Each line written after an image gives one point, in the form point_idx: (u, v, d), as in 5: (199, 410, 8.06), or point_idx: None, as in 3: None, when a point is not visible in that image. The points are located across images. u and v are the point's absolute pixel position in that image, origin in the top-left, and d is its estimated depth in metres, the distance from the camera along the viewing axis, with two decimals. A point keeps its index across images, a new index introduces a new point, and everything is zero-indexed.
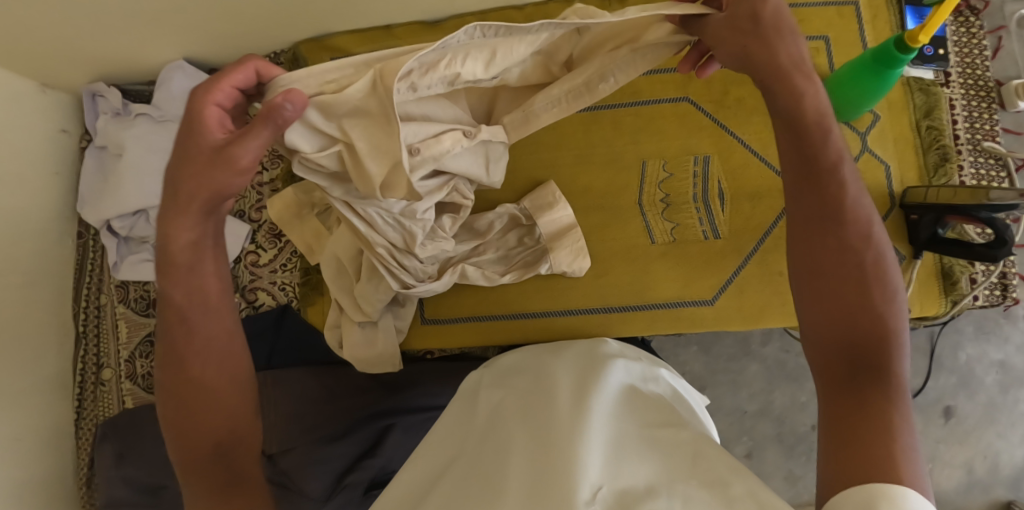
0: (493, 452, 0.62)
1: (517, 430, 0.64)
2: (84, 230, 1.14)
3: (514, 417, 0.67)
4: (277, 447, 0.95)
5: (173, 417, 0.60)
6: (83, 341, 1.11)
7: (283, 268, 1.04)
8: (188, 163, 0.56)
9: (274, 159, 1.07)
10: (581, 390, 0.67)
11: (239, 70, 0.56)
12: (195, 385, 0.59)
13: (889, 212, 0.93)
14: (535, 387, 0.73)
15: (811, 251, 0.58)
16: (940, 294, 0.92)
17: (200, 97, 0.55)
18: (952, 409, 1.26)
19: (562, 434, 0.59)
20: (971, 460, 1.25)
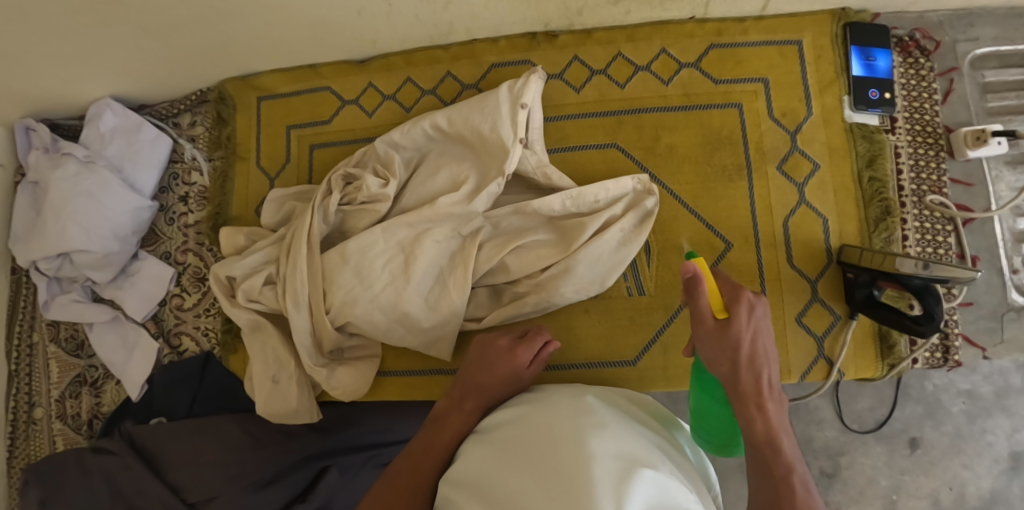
0: (501, 473, 0.63)
1: (507, 480, 0.62)
2: (18, 266, 1.13)
3: (506, 468, 0.63)
4: (200, 497, 0.96)
5: (400, 465, 0.73)
6: (16, 380, 1.10)
7: (206, 313, 1.03)
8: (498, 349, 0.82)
9: (201, 201, 1.05)
10: (574, 438, 0.64)
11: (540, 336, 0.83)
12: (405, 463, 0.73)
13: (826, 268, 0.89)
14: (517, 419, 0.70)
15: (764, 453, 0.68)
16: (876, 358, 0.88)
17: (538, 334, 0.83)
18: (918, 440, 1.13)
19: (565, 473, 0.60)
20: (936, 491, 1.12)
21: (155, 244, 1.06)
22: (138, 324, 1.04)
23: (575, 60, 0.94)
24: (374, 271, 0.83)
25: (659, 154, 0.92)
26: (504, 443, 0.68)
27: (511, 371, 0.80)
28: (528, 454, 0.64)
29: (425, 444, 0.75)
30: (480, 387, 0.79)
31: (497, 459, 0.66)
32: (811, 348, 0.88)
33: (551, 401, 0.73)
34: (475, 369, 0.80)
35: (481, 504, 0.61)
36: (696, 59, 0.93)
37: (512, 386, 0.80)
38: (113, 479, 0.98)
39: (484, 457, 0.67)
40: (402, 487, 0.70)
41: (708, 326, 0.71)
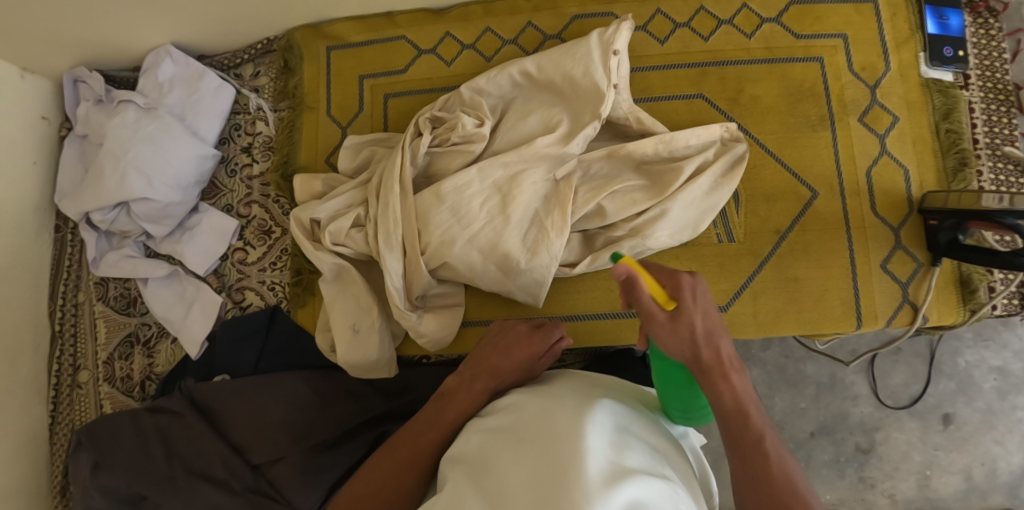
0: (493, 460, 0.60)
1: (504, 466, 0.58)
2: (62, 224, 1.08)
3: (504, 454, 0.60)
4: (264, 458, 0.92)
5: (390, 445, 0.71)
6: (60, 341, 1.05)
7: (272, 266, 0.99)
8: (513, 336, 0.80)
9: (266, 151, 1.02)
10: (574, 426, 0.60)
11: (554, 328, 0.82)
12: (397, 444, 0.71)
13: (907, 217, 0.90)
14: (522, 410, 0.66)
15: (734, 435, 0.63)
16: (958, 303, 0.90)
17: (553, 327, 0.82)
18: (951, 416, 1.15)
19: (562, 454, 0.57)
20: (970, 467, 1.14)
21: (215, 197, 1.02)
22: (199, 278, 1.00)
23: (658, 13, 0.95)
24: (473, 210, 0.81)
25: (743, 105, 0.93)
26: (508, 428, 0.65)
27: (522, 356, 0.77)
28: (523, 443, 0.61)
29: (424, 425, 0.73)
30: (493, 370, 0.76)
31: (497, 446, 0.62)
32: (896, 294, 0.89)
33: (561, 394, 0.68)
34: (487, 352, 0.78)
35: (474, 485, 0.59)
36: (776, 14, 0.94)
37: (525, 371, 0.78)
38: (169, 438, 0.94)
39: (484, 442, 0.64)
40: (395, 463, 0.69)
41: (661, 319, 0.62)
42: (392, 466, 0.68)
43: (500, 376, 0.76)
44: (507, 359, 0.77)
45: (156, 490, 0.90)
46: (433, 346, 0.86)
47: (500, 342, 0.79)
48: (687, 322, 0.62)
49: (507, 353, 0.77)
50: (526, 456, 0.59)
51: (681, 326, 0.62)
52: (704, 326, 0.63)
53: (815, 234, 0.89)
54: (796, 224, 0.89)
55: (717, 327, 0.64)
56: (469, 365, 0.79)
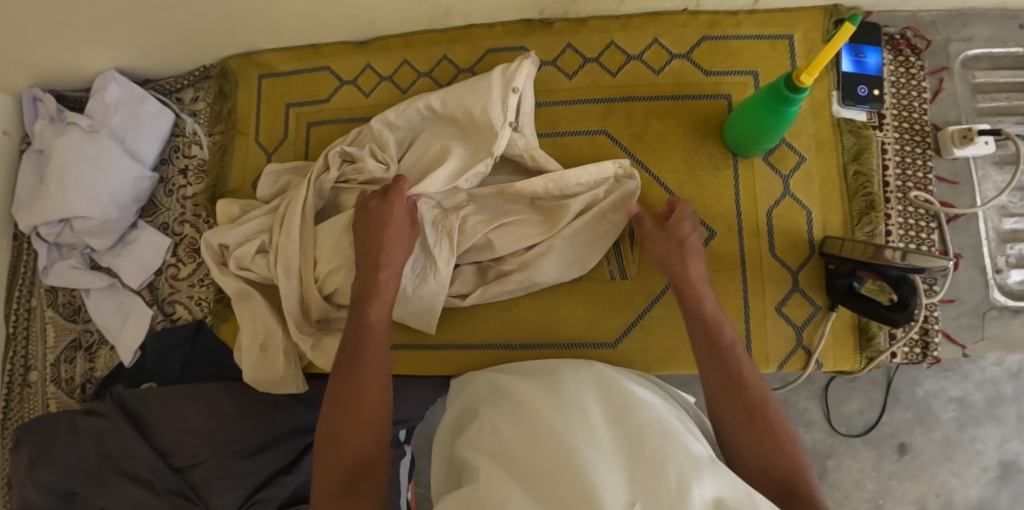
0: (515, 430, 0.68)
1: (519, 443, 0.66)
2: (21, 232, 1.16)
3: (516, 438, 0.67)
4: (185, 462, 1.00)
5: (341, 377, 0.74)
6: (13, 343, 1.13)
7: (200, 283, 1.04)
8: (382, 221, 0.81)
9: (199, 174, 1.07)
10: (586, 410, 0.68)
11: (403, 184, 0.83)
12: (351, 372, 0.74)
13: (807, 260, 0.89)
14: (520, 397, 0.73)
15: (705, 359, 0.74)
16: (854, 350, 0.88)
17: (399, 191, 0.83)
18: (906, 445, 1.11)
19: (575, 430, 0.65)
20: (923, 497, 1.11)
21: (153, 215, 1.08)
22: (133, 291, 1.06)
23: (569, 48, 0.96)
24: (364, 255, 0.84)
25: (647, 141, 0.93)
26: (516, 411, 0.71)
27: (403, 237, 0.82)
28: (542, 423, 0.67)
29: (358, 341, 0.76)
30: (376, 248, 0.80)
31: (509, 420, 0.70)
32: (790, 338, 0.88)
33: (560, 375, 0.76)
34: (365, 236, 0.81)
35: (492, 457, 0.66)
36: (688, 50, 0.95)
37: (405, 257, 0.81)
38: (102, 440, 1.01)
39: (495, 417, 0.72)
40: (367, 391, 0.73)
41: (653, 232, 0.81)
42: (367, 393, 0.73)
43: (394, 250, 0.80)
44: (392, 236, 0.80)
45: (86, 487, 1.00)
46: (329, 368, 0.89)
47: (367, 218, 0.82)
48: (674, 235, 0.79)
49: (392, 232, 0.81)
50: (553, 436, 0.65)
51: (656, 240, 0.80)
52: (693, 239, 0.79)
53: (710, 272, 0.90)
54: None
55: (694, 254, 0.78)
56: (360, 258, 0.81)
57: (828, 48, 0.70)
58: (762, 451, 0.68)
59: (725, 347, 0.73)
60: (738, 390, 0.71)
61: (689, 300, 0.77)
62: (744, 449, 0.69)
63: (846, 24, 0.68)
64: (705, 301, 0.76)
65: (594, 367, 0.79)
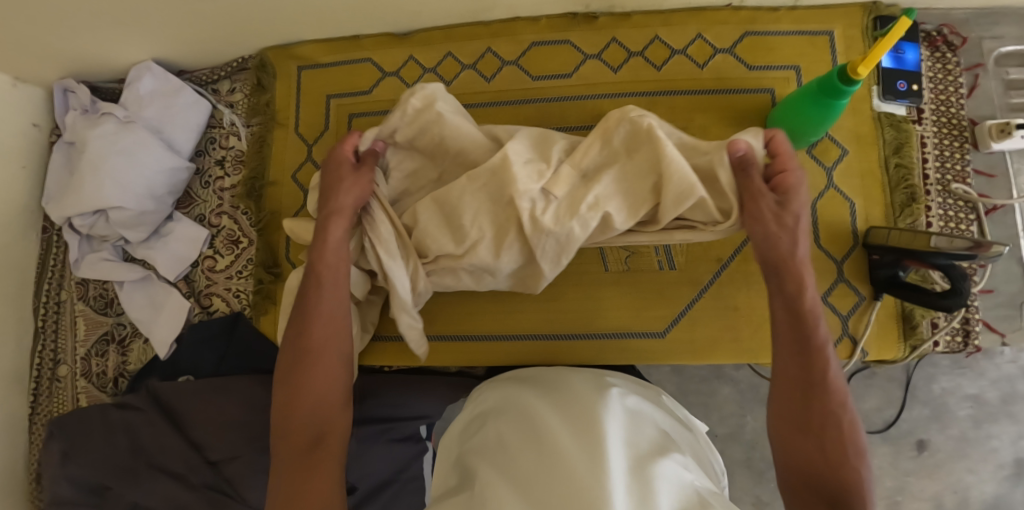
0: (523, 442, 0.67)
1: (526, 456, 0.65)
2: (49, 225, 1.14)
3: (517, 445, 0.68)
4: (221, 456, 0.96)
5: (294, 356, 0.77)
6: (42, 336, 1.11)
7: (238, 275, 1.03)
8: (340, 179, 0.81)
9: (236, 165, 1.06)
10: (595, 412, 0.68)
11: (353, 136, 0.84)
12: (303, 360, 0.77)
13: (851, 251, 0.91)
14: (530, 406, 0.73)
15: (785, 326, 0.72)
16: (899, 339, 0.89)
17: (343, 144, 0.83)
18: (926, 442, 1.10)
19: (589, 441, 0.64)
20: (939, 494, 1.09)
21: (190, 206, 1.07)
22: (169, 283, 1.05)
23: (613, 42, 0.97)
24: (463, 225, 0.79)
25: (692, 134, 0.94)
26: (521, 424, 0.70)
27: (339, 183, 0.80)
28: (550, 436, 0.66)
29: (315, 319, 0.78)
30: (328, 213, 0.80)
31: (515, 434, 0.69)
32: (835, 327, 0.90)
33: (568, 384, 0.77)
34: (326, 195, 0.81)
35: (500, 472, 0.65)
36: (730, 45, 0.96)
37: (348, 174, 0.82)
38: (135, 434, 0.99)
39: (501, 430, 0.71)
40: (313, 370, 0.77)
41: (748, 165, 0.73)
42: (315, 372, 0.76)
43: (332, 225, 0.79)
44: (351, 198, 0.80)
45: (120, 482, 0.97)
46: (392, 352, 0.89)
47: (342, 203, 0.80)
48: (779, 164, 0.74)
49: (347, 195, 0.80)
50: (557, 442, 0.65)
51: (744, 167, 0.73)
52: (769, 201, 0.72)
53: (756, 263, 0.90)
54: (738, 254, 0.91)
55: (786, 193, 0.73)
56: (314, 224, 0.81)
57: (877, 51, 0.73)
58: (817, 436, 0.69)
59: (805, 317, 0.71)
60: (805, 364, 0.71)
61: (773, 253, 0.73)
62: (790, 425, 0.70)
63: (904, 17, 0.72)
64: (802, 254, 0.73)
65: (603, 377, 0.79)
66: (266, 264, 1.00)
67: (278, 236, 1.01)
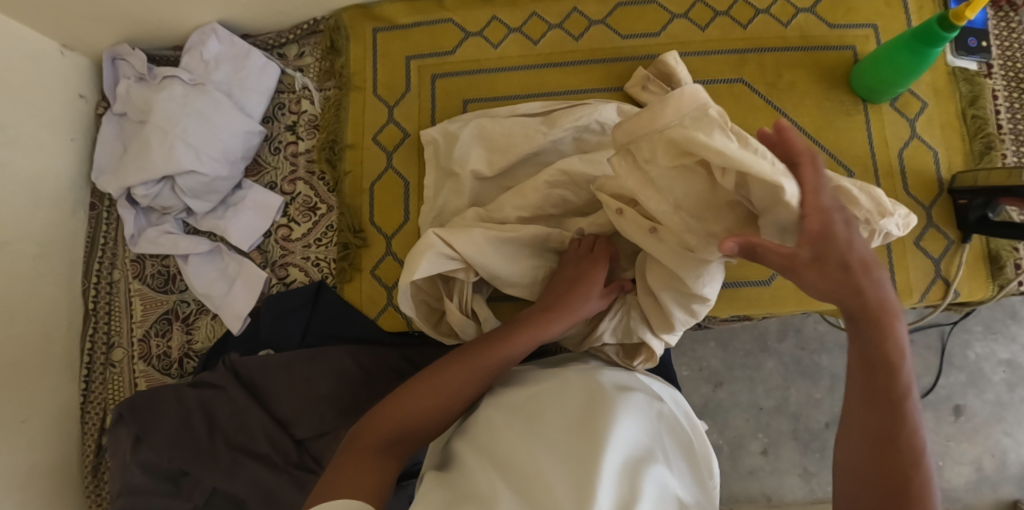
0: (519, 432, 0.62)
1: (518, 444, 0.60)
2: (97, 201, 1.07)
3: (522, 438, 0.61)
4: (309, 433, 0.92)
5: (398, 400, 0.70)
6: (93, 318, 1.04)
7: (317, 243, 0.98)
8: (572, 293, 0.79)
9: (311, 129, 1.02)
10: (588, 416, 0.63)
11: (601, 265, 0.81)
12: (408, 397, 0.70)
13: (938, 196, 0.93)
14: (529, 400, 0.67)
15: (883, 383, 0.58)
16: (987, 278, 0.92)
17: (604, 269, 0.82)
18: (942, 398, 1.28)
19: (585, 445, 0.58)
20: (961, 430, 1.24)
21: (258, 175, 1.01)
22: (241, 254, 0.99)
23: (699, 2, 0.98)
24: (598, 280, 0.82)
25: (782, 90, 0.96)
26: (515, 417, 0.65)
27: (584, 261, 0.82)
28: (543, 431, 0.61)
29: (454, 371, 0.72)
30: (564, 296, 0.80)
31: (508, 424, 0.64)
32: (929, 270, 0.91)
33: (563, 379, 0.69)
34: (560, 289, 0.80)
35: (486, 459, 0.60)
36: (811, 5, 0.98)
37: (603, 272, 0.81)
38: (211, 412, 0.93)
39: (494, 421, 0.66)
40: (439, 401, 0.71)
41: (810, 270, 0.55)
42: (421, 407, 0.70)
43: (574, 301, 0.79)
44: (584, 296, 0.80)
45: (198, 467, 0.91)
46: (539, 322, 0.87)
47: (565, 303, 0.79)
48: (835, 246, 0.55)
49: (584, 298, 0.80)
50: (547, 442, 0.60)
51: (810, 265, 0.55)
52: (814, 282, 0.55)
53: None
54: None
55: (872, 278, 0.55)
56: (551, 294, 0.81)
57: None
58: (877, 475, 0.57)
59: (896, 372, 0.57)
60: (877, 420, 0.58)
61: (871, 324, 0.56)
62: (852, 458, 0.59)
63: None
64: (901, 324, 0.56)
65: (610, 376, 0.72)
66: (351, 228, 0.96)
67: (360, 199, 0.97)
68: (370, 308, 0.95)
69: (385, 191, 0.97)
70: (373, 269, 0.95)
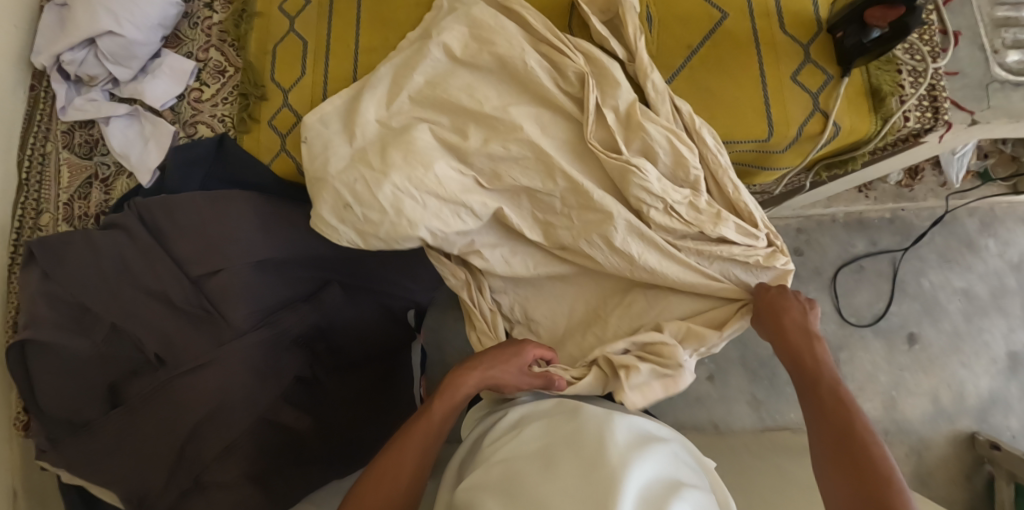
0: (542, 467, 0.73)
1: (532, 484, 0.71)
2: (38, 84, 1.16)
3: (531, 477, 0.72)
4: (203, 271, 0.95)
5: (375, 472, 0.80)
6: (26, 188, 1.12)
7: (224, 101, 1.05)
8: (490, 364, 0.86)
9: (225, 4, 1.09)
10: (599, 443, 0.75)
11: (523, 353, 0.87)
12: (389, 463, 0.81)
13: (816, 35, 0.91)
14: (550, 450, 0.77)
15: (818, 399, 0.79)
16: (869, 111, 0.90)
17: (517, 355, 0.86)
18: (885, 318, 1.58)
19: (600, 483, 0.68)
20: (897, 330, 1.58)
21: (178, 46, 1.09)
22: (156, 115, 1.06)
23: None
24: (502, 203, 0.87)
25: None
26: (531, 460, 0.76)
27: (526, 379, 0.86)
28: (559, 471, 0.72)
29: (404, 454, 0.82)
30: (485, 374, 0.86)
31: (520, 471, 0.74)
32: (807, 103, 0.90)
33: (577, 420, 0.81)
34: (487, 365, 0.86)
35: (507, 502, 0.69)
36: None
37: (512, 376, 0.86)
38: (121, 253, 0.96)
39: (507, 469, 0.76)
40: (395, 476, 0.80)
41: (788, 320, 0.82)
42: (396, 476, 0.80)
43: (458, 386, 0.86)
44: (492, 374, 0.86)
45: (98, 301, 0.95)
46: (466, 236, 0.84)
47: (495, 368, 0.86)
48: (778, 305, 0.83)
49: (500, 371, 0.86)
50: (561, 486, 0.69)
51: (769, 290, 0.85)
52: (798, 316, 0.82)
53: (725, 49, 0.92)
54: (707, 41, 0.92)
55: (808, 319, 0.82)
56: (466, 363, 0.88)
57: None
58: (855, 466, 0.72)
59: (822, 386, 0.79)
60: (850, 421, 0.76)
61: (792, 355, 0.82)
62: (829, 463, 0.75)
63: None
64: (827, 356, 0.81)
65: (623, 418, 0.82)
66: (251, 82, 1.02)
67: (264, 59, 1.04)
68: (266, 156, 1.01)
69: (286, 50, 1.03)
70: (271, 120, 1.01)
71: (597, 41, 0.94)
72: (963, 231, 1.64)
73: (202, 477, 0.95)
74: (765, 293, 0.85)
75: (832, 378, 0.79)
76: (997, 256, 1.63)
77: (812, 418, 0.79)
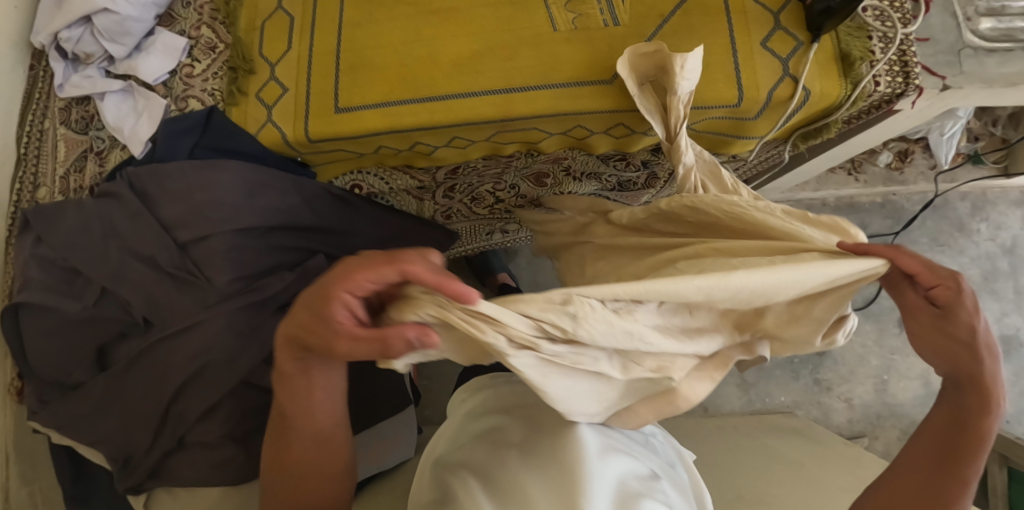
0: (508, 452, 0.68)
1: (508, 471, 0.65)
2: (37, 63, 1.20)
3: (509, 463, 0.67)
4: (190, 236, 0.98)
5: (273, 469, 0.69)
6: (25, 163, 1.16)
7: (214, 76, 1.08)
8: (335, 333, 0.55)
9: None
10: (563, 425, 0.68)
11: (397, 270, 0.55)
12: (281, 446, 0.67)
13: (787, 3, 0.94)
14: (524, 447, 0.68)
15: (928, 449, 0.66)
16: (839, 76, 0.92)
17: (349, 289, 0.55)
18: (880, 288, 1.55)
19: (559, 471, 0.61)
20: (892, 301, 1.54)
21: (171, 24, 1.13)
22: (148, 89, 1.10)
23: None
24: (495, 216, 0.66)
25: None
26: (512, 459, 0.66)
27: (355, 310, 0.55)
28: (528, 458, 0.66)
29: (300, 444, 0.67)
30: (326, 346, 0.56)
31: (496, 468, 0.66)
32: (777, 69, 0.92)
33: (558, 418, 0.70)
34: (321, 327, 0.56)
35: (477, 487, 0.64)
36: None
37: (348, 336, 0.55)
38: (107, 217, 1.00)
39: (481, 465, 0.68)
40: (311, 476, 0.68)
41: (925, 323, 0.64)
42: (304, 471, 0.68)
43: (335, 332, 0.56)
44: (326, 318, 0.55)
45: (87, 266, 0.98)
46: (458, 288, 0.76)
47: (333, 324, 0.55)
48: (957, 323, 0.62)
49: (335, 317, 0.55)
50: (528, 467, 0.65)
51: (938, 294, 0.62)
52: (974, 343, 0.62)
53: (696, 18, 0.94)
54: (679, 10, 0.94)
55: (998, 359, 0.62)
56: (307, 308, 0.58)
57: None
58: None
59: (967, 458, 0.63)
60: (926, 492, 0.65)
61: (965, 372, 0.63)
62: (873, 499, 0.67)
63: None
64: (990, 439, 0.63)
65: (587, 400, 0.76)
66: (239, 57, 1.05)
67: (252, 35, 1.07)
68: (252, 127, 1.05)
69: (273, 26, 1.06)
70: (258, 93, 1.05)
71: (571, 9, 0.96)
72: (955, 215, 1.64)
73: (188, 437, 0.97)
74: (922, 291, 0.64)
75: (989, 433, 0.63)
76: (988, 239, 1.62)
77: (905, 460, 0.67)
